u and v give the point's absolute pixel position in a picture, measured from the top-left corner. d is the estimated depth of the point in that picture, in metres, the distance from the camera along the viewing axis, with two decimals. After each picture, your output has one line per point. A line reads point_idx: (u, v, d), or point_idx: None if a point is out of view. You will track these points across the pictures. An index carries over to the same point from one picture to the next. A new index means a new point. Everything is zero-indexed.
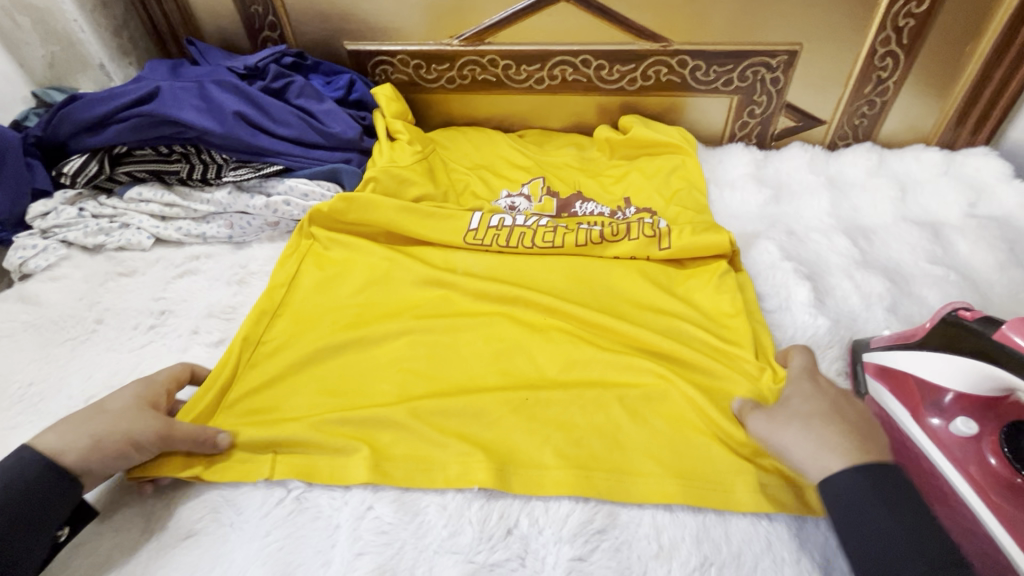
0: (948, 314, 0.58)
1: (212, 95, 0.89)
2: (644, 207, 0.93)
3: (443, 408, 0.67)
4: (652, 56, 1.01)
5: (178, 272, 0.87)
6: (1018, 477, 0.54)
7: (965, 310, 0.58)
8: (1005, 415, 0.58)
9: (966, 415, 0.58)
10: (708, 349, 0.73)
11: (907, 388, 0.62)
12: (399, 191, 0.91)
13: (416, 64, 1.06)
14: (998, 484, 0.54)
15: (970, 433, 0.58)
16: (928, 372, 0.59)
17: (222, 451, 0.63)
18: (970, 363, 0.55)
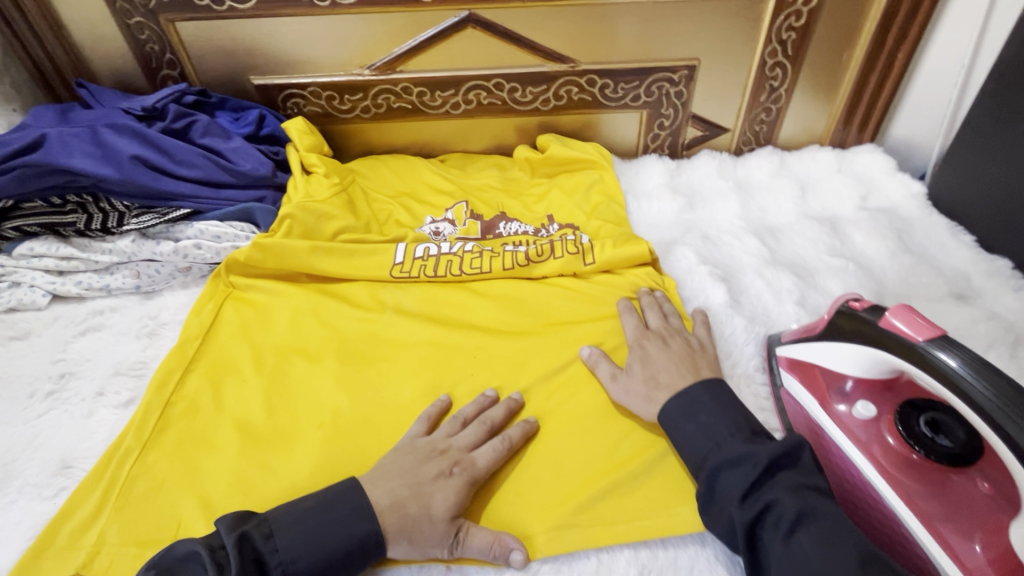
0: (842, 306, 0.63)
1: (106, 140, 0.84)
2: (567, 223, 0.95)
3: (354, 470, 0.64)
4: (561, 77, 1.04)
5: (80, 330, 0.81)
6: (914, 453, 0.58)
7: (856, 300, 0.62)
8: (899, 395, 0.63)
9: (866, 399, 0.63)
10: None
11: (812, 378, 0.66)
12: (317, 227, 0.89)
13: (328, 95, 1.04)
14: (898, 461, 0.58)
15: (871, 416, 0.62)
16: (831, 362, 0.64)
17: (122, 539, 0.59)
18: (865, 351, 0.59)
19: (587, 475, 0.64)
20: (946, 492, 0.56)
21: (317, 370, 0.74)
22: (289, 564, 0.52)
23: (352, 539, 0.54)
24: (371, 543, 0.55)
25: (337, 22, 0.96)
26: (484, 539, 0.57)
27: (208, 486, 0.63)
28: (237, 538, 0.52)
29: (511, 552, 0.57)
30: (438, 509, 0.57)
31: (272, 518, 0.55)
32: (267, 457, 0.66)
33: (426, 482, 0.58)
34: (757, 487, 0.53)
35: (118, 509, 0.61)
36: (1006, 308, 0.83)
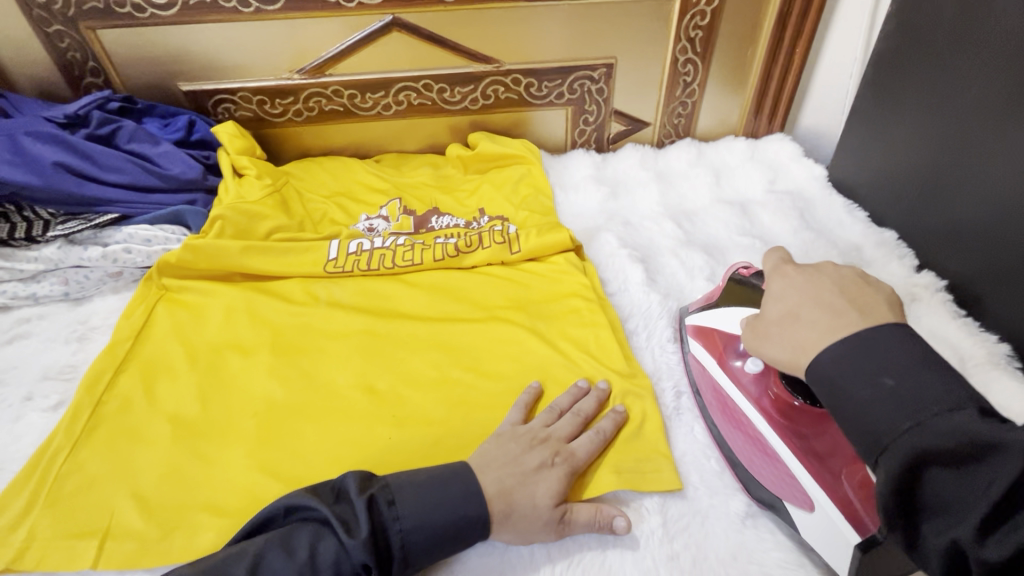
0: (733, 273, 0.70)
1: (26, 147, 0.84)
2: (497, 215, 1.00)
3: (287, 454, 0.67)
4: (487, 76, 1.09)
5: (6, 338, 0.80)
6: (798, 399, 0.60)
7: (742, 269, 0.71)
8: None
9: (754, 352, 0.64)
10: (557, 338, 0.80)
11: (711, 340, 0.70)
12: (250, 226, 0.91)
13: (259, 100, 1.06)
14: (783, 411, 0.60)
15: (757, 370, 0.64)
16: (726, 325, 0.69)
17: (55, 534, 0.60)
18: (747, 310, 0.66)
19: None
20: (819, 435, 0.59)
21: (251, 363, 0.76)
22: (407, 528, 0.54)
23: (457, 518, 0.55)
24: (476, 528, 0.56)
25: (263, 27, 0.98)
26: (588, 515, 0.60)
27: (142, 478, 0.65)
28: (366, 500, 0.54)
29: (614, 521, 0.60)
30: (540, 497, 0.58)
31: (393, 486, 0.56)
32: (201, 447, 0.68)
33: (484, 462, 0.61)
34: (907, 408, 0.39)
35: (49, 505, 0.62)
36: (892, 275, 0.92)
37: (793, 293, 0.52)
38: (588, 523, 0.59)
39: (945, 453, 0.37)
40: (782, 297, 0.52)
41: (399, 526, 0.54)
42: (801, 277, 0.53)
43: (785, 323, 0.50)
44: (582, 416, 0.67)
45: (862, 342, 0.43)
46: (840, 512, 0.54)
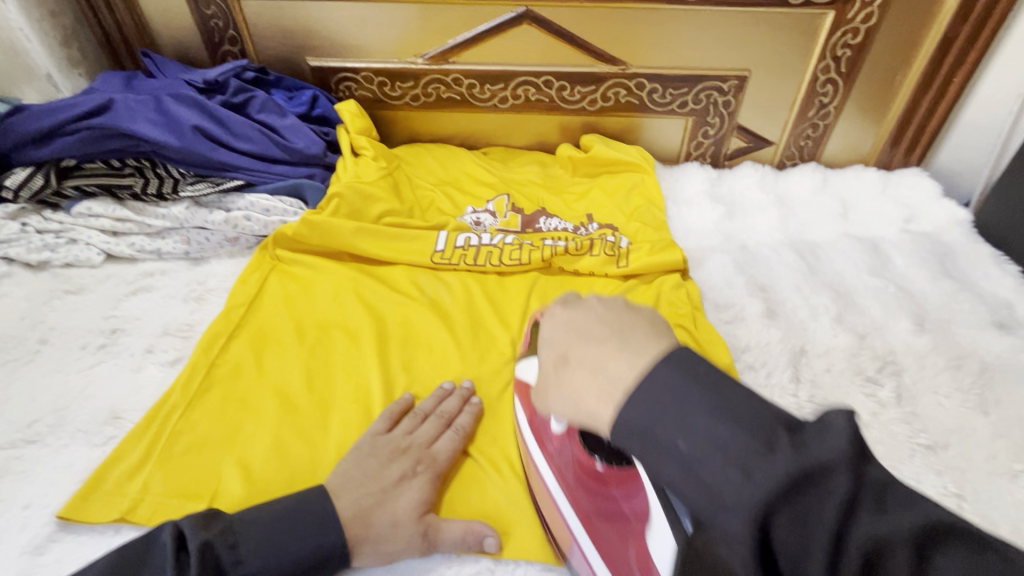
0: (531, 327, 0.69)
1: (168, 108, 0.87)
2: (607, 224, 0.95)
3: None
4: (611, 78, 1.05)
5: (131, 289, 0.83)
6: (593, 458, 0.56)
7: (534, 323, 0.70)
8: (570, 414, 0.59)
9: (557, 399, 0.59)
10: None
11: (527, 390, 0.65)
12: (364, 208, 0.91)
13: (380, 81, 1.07)
14: (586, 476, 0.56)
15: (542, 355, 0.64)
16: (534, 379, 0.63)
17: (165, 492, 0.61)
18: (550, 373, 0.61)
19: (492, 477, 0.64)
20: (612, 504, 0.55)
21: (356, 346, 0.76)
22: (252, 570, 0.49)
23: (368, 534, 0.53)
24: (337, 554, 0.53)
25: (397, 10, 0.98)
26: (459, 531, 0.57)
27: (247, 447, 0.65)
28: (199, 544, 0.48)
29: (485, 539, 0.57)
30: (401, 509, 0.56)
31: (253, 518, 0.52)
32: (305, 425, 0.68)
33: (390, 487, 0.58)
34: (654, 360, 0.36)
35: (161, 461, 0.63)
36: None
37: (592, 343, 0.41)
38: (457, 539, 0.56)
39: (748, 446, 0.31)
40: (555, 336, 0.45)
41: (244, 570, 0.49)
42: (571, 313, 0.45)
43: (557, 371, 0.43)
44: (445, 418, 0.66)
45: (615, 332, 0.41)
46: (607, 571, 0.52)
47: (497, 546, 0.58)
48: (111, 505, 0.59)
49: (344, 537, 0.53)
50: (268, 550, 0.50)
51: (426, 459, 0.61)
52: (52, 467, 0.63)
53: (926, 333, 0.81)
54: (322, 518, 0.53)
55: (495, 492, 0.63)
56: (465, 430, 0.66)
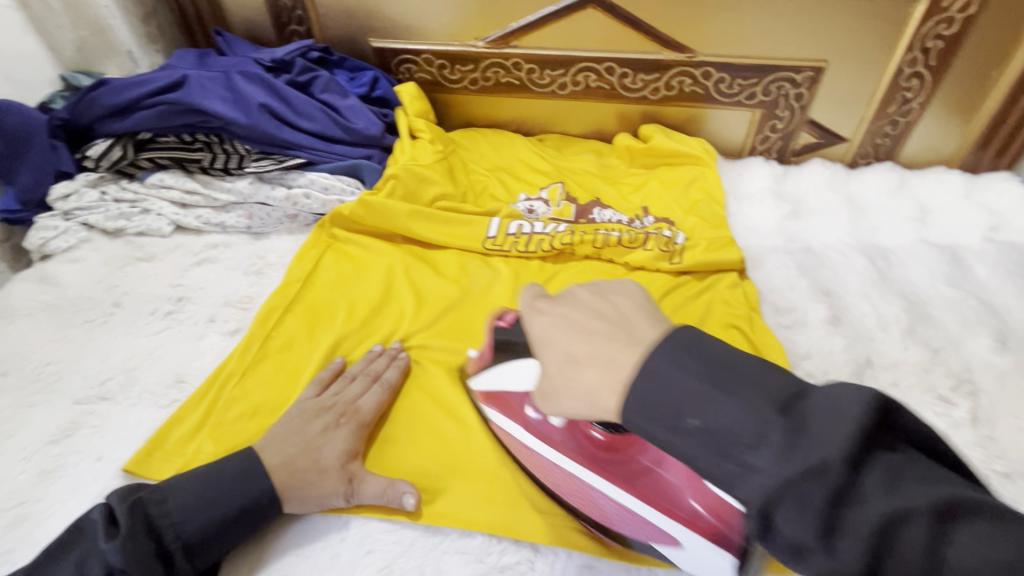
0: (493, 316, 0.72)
1: (238, 86, 0.90)
2: (663, 217, 0.92)
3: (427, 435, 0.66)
4: (676, 66, 1.01)
5: (197, 260, 0.87)
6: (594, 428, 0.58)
7: (503, 319, 0.71)
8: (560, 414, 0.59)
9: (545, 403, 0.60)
10: None
11: (504, 395, 0.64)
12: (419, 190, 0.91)
13: (440, 64, 1.07)
14: (588, 442, 0.58)
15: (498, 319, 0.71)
16: (515, 382, 0.63)
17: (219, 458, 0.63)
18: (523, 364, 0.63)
19: (430, 438, 0.65)
20: (629, 467, 0.57)
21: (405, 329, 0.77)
22: (179, 524, 0.53)
23: (248, 496, 0.56)
24: (267, 502, 0.56)
25: None
26: (378, 486, 0.58)
27: None
28: (127, 506, 0.52)
29: (404, 495, 0.58)
30: (329, 457, 0.59)
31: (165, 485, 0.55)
32: None
33: (315, 437, 0.61)
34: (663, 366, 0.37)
35: (216, 427, 0.66)
36: None
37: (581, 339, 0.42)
38: (377, 490, 0.58)
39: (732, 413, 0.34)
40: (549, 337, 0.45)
41: (172, 526, 0.52)
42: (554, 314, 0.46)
43: (565, 372, 0.42)
44: (373, 374, 0.69)
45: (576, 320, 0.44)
46: (708, 541, 0.51)
47: (415, 502, 0.58)
48: (170, 463, 0.62)
49: (271, 483, 0.57)
50: (197, 506, 0.54)
51: (349, 411, 0.64)
52: (121, 424, 0.67)
53: (1008, 352, 0.75)
54: (249, 466, 0.57)
55: (423, 449, 0.65)
56: (391, 383, 0.69)
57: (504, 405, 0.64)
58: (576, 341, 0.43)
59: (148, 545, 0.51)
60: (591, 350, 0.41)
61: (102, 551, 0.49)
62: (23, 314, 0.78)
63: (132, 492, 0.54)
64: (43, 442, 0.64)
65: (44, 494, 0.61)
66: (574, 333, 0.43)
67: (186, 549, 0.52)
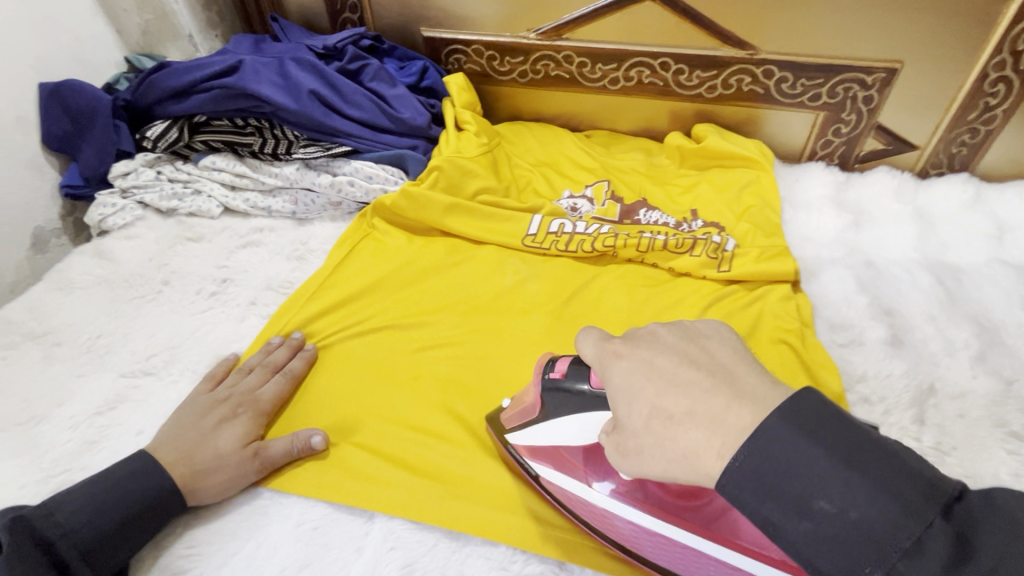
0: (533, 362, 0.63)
1: (290, 72, 0.91)
2: (713, 221, 0.88)
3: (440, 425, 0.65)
4: (735, 64, 0.96)
5: (242, 243, 0.88)
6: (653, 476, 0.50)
7: (545, 360, 0.62)
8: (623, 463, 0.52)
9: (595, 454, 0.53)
10: None
11: (557, 449, 0.56)
12: (461, 182, 0.91)
13: (490, 55, 1.05)
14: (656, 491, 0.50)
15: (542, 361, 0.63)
16: (571, 437, 0.55)
17: None
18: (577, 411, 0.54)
19: (353, 395, 0.68)
20: (702, 511, 0.49)
21: (437, 323, 0.76)
22: (74, 531, 0.50)
23: (151, 489, 0.55)
24: (172, 493, 0.55)
25: None
26: (282, 444, 0.61)
27: (321, 403, 0.67)
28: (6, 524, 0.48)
29: (311, 439, 0.62)
30: (223, 445, 0.59)
31: (52, 501, 0.52)
32: (379, 391, 0.69)
33: (209, 429, 0.60)
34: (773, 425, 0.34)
35: None
36: None
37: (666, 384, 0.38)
38: (285, 450, 0.60)
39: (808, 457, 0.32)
40: (631, 384, 0.40)
41: (65, 535, 0.50)
42: (626, 361, 0.41)
43: (660, 429, 0.37)
44: (272, 366, 0.68)
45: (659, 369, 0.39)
46: None
47: (323, 442, 0.62)
48: None
49: (172, 478, 0.56)
50: (89, 512, 0.52)
51: (249, 400, 0.64)
52: (161, 399, 0.68)
53: None
54: (143, 466, 0.56)
55: (329, 414, 0.66)
56: (294, 374, 0.68)
57: (561, 460, 0.56)
58: (666, 393, 0.38)
59: (41, 557, 0.48)
60: (689, 404, 0.36)
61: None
62: (79, 286, 0.81)
63: (18, 509, 0.51)
64: (89, 413, 0.66)
65: (87, 463, 0.62)
66: (660, 381, 0.38)
67: (85, 556, 0.50)
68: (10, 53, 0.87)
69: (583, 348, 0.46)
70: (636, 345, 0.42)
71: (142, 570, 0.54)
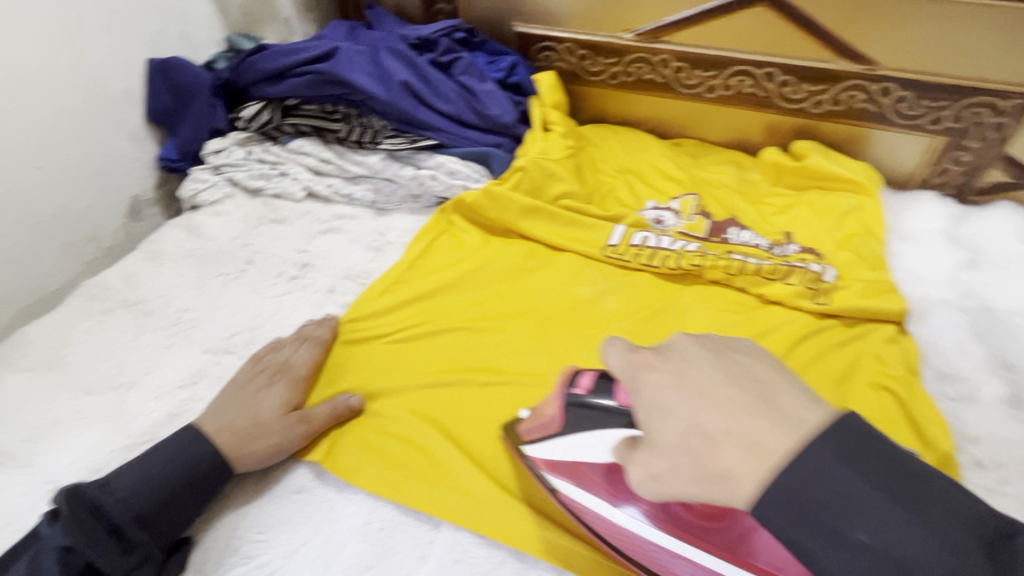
0: (567, 378, 0.58)
1: (383, 62, 0.91)
2: (809, 247, 0.82)
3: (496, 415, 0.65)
4: (849, 78, 0.89)
5: (323, 229, 0.89)
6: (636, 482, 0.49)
7: (573, 378, 0.58)
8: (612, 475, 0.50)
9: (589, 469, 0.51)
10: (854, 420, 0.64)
11: (575, 465, 0.53)
12: (544, 185, 0.88)
13: (582, 54, 1.02)
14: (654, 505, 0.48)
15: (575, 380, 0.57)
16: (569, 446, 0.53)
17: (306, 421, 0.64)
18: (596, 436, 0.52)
19: (402, 372, 0.69)
20: (727, 533, 0.45)
21: (512, 327, 0.74)
22: (127, 497, 0.52)
23: (193, 462, 0.56)
24: (218, 466, 0.57)
25: None
26: (323, 407, 0.63)
27: (391, 397, 0.67)
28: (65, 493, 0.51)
29: (348, 400, 0.65)
30: (264, 410, 0.61)
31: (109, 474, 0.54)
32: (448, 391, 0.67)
33: (251, 396, 0.63)
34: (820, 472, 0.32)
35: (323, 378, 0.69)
36: None
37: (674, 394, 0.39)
38: (327, 415, 0.63)
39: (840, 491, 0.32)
40: (658, 398, 0.40)
41: (119, 503, 0.52)
42: (658, 375, 0.41)
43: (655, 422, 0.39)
44: (301, 336, 0.71)
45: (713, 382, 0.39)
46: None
47: (359, 402, 0.65)
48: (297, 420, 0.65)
49: (214, 445, 0.57)
50: (141, 483, 0.54)
51: (281, 368, 0.66)
52: None
53: None
54: (190, 438, 0.58)
55: (396, 404, 0.66)
56: (321, 340, 0.71)
57: (528, 453, 0.55)
58: (702, 411, 0.37)
59: (95, 524, 0.50)
60: (728, 426, 0.36)
61: (46, 537, 0.49)
62: (170, 259, 0.84)
63: (74, 482, 0.53)
64: (173, 386, 0.68)
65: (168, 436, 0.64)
66: (692, 399, 0.38)
67: (139, 520, 0.52)
68: (124, 28, 0.90)
69: (610, 360, 0.46)
70: (666, 362, 0.42)
71: (206, 544, 0.56)
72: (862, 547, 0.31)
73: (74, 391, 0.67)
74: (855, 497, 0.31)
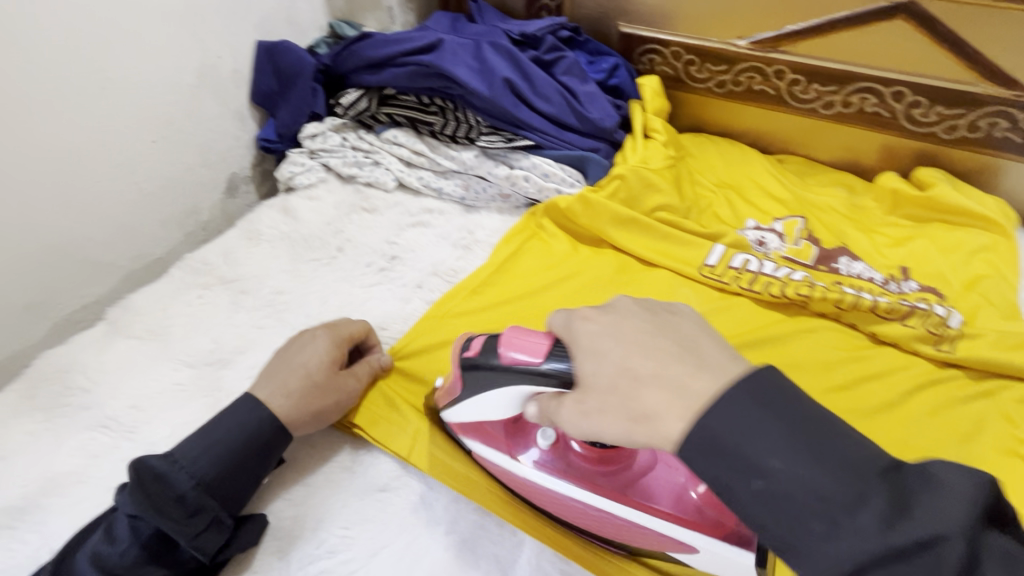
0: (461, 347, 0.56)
1: (487, 57, 0.89)
2: (930, 287, 0.75)
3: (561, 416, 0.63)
4: (993, 103, 0.81)
5: (412, 222, 0.89)
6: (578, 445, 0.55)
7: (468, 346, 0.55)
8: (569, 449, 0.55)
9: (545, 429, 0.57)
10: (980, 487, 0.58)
11: (483, 424, 0.57)
12: (641, 195, 0.85)
13: (688, 59, 0.98)
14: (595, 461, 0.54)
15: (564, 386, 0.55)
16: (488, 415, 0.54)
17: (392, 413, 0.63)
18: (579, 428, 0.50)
19: None
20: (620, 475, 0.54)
21: None
22: (189, 463, 0.52)
23: (250, 419, 0.56)
24: (271, 429, 0.56)
25: None
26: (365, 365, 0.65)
27: None
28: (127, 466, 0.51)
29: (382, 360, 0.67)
30: (318, 365, 0.61)
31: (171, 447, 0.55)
32: None
33: (304, 350, 0.62)
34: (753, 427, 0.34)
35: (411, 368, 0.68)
36: None
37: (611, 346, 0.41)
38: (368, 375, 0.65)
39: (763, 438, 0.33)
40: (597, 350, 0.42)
41: (181, 469, 0.52)
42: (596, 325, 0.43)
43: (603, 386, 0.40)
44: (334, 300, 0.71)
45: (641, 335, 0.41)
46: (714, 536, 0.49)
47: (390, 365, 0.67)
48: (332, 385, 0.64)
49: (270, 410, 0.57)
50: (201, 447, 0.53)
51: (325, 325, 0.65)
52: None
53: None
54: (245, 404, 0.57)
55: None
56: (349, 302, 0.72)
57: (486, 435, 0.57)
58: (635, 355, 0.39)
59: (160, 489, 0.50)
60: (657, 369, 0.38)
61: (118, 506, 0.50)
62: (266, 240, 0.85)
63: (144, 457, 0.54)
64: None
65: None
66: (628, 346, 0.40)
67: (202, 488, 0.52)
68: (241, 10, 0.93)
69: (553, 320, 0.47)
70: (604, 313, 0.43)
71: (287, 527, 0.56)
72: (772, 472, 0.33)
73: (175, 362, 0.70)
74: (768, 441, 0.33)
